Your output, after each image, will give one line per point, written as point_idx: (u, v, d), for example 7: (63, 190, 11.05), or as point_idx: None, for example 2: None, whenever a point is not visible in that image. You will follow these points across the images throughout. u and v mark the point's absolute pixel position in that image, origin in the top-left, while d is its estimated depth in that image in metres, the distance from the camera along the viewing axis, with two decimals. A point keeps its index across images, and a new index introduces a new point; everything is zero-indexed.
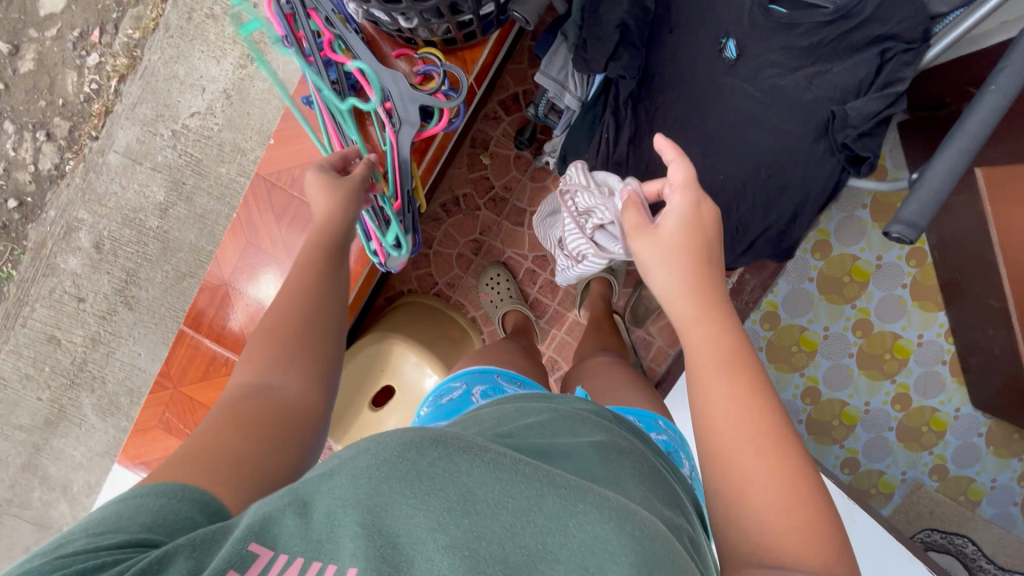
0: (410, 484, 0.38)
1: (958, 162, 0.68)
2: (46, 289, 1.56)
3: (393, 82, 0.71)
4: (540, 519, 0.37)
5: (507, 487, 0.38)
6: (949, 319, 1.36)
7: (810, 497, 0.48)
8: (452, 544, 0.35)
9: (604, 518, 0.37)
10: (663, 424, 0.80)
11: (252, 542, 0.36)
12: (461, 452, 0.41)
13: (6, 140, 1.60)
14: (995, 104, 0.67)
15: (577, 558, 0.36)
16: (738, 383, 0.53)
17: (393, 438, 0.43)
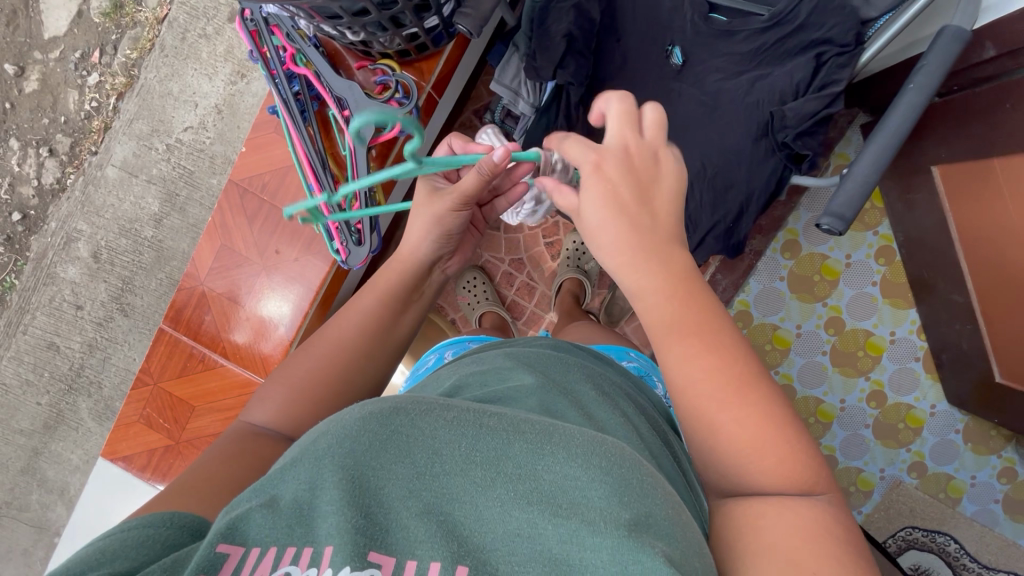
0: (380, 455, 0.44)
1: (881, 157, 0.72)
2: (46, 297, 1.63)
3: (349, 91, 0.76)
4: (510, 467, 0.43)
5: (472, 443, 0.44)
6: (920, 316, 1.38)
7: (780, 426, 0.50)
8: (425, 510, 0.42)
9: (569, 462, 0.43)
10: (634, 355, 0.94)
11: (220, 543, 0.41)
12: (423, 417, 0.46)
13: (11, 156, 1.68)
14: (914, 101, 0.71)
15: (551, 496, 0.42)
16: (698, 342, 0.52)
17: (353, 416, 0.48)
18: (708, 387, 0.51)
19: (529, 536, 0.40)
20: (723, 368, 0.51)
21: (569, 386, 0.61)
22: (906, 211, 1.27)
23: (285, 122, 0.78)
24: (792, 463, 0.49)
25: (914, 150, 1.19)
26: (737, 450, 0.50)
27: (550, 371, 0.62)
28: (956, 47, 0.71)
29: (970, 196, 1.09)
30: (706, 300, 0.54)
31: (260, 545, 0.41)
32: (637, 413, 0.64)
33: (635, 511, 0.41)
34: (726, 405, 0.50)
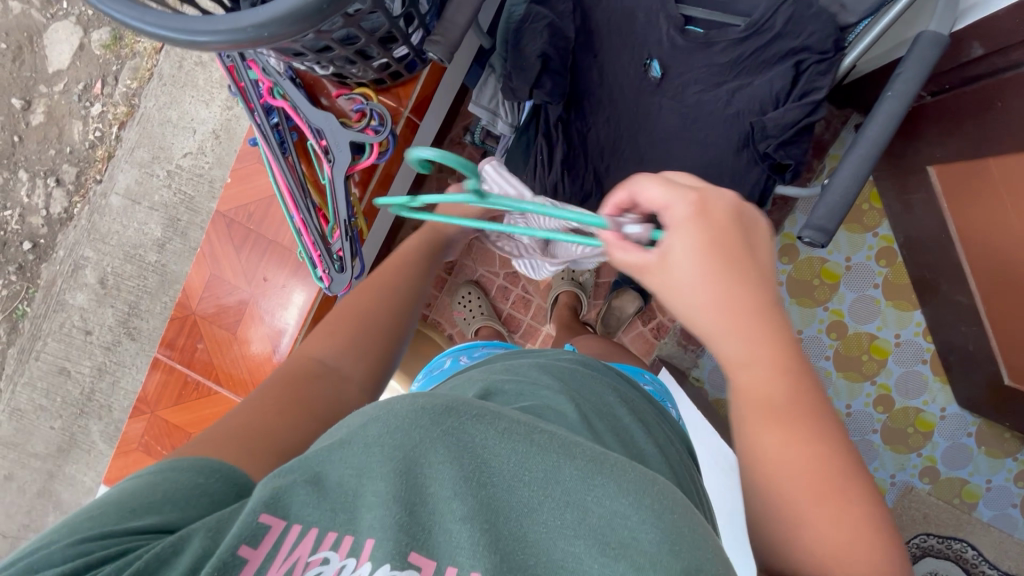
0: (430, 452, 0.41)
1: (862, 167, 0.70)
2: (57, 323, 1.67)
3: (326, 123, 0.78)
4: (558, 493, 0.40)
5: (523, 459, 0.41)
6: (925, 318, 1.34)
7: (868, 528, 0.47)
8: (470, 517, 0.38)
9: (623, 493, 0.40)
10: (649, 377, 0.93)
11: (263, 515, 0.38)
12: (478, 424, 0.42)
13: (21, 188, 1.73)
14: (894, 109, 0.70)
15: (598, 533, 0.38)
16: (791, 429, 0.49)
17: (404, 407, 0.44)
18: (789, 478, 0.49)
19: (575, 572, 0.36)
20: (816, 461, 0.48)
21: (603, 405, 0.60)
22: (905, 212, 1.25)
23: (264, 153, 0.79)
24: (874, 560, 0.46)
25: (909, 150, 1.17)
26: (807, 538, 0.47)
27: (584, 389, 0.61)
28: (934, 52, 0.70)
29: (968, 196, 1.06)
30: (803, 394, 0.50)
31: (301, 524, 0.39)
32: (669, 446, 0.63)
33: (688, 562, 0.37)
34: (807, 500, 0.48)
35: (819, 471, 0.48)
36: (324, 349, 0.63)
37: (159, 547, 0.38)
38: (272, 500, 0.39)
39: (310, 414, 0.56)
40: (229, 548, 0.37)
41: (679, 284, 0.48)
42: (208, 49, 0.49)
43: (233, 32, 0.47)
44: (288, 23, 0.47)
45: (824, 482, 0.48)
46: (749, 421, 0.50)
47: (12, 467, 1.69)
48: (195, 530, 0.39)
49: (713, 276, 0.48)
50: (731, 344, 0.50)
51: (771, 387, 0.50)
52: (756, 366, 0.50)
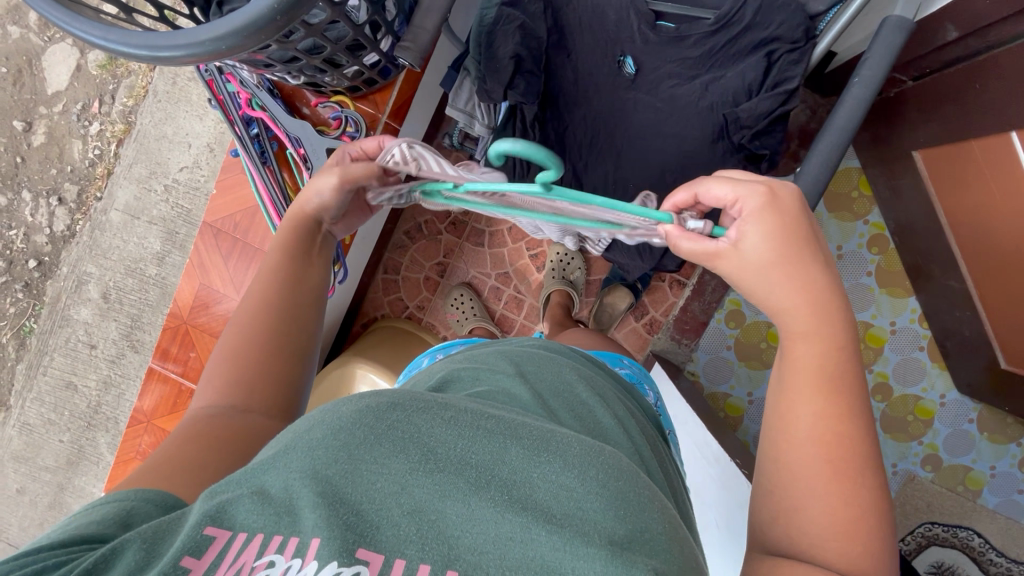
0: (374, 448, 0.44)
1: (831, 154, 0.70)
2: (62, 339, 1.70)
3: (303, 131, 0.80)
4: (505, 472, 0.44)
5: (468, 443, 0.45)
6: (920, 304, 1.33)
7: (864, 515, 0.51)
8: (416, 509, 0.40)
9: (562, 467, 0.44)
10: (626, 362, 0.93)
11: (206, 527, 0.39)
12: (421, 415, 0.47)
13: (25, 208, 1.77)
14: (860, 96, 0.70)
15: (547, 502, 0.42)
16: (830, 403, 0.55)
17: (348, 409, 0.48)
18: (809, 451, 0.54)
19: (522, 541, 0.39)
20: (839, 443, 0.53)
21: (560, 390, 0.61)
22: (894, 197, 1.24)
23: (246, 165, 0.82)
24: (864, 544, 0.50)
25: (893, 136, 1.16)
26: (811, 514, 0.52)
27: (537, 375, 0.62)
28: (901, 37, 0.69)
29: (954, 180, 1.05)
30: (848, 387, 0.56)
31: (246, 532, 0.39)
32: (632, 420, 0.63)
33: (630, 525, 0.42)
34: (816, 478, 0.53)
35: (839, 454, 0.53)
36: (217, 390, 0.63)
37: (97, 558, 0.39)
38: (214, 510, 0.41)
39: (221, 443, 0.58)
40: (173, 559, 0.38)
41: (748, 261, 0.59)
42: (168, 62, 0.50)
43: (192, 47, 0.49)
44: (247, 35, 0.49)
45: (843, 465, 0.53)
46: (794, 390, 0.57)
47: (24, 481, 1.72)
48: (131, 541, 0.40)
49: (777, 259, 0.58)
50: (789, 319, 0.59)
51: (825, 363, 0.57)
52: (819, 339, 0.57)
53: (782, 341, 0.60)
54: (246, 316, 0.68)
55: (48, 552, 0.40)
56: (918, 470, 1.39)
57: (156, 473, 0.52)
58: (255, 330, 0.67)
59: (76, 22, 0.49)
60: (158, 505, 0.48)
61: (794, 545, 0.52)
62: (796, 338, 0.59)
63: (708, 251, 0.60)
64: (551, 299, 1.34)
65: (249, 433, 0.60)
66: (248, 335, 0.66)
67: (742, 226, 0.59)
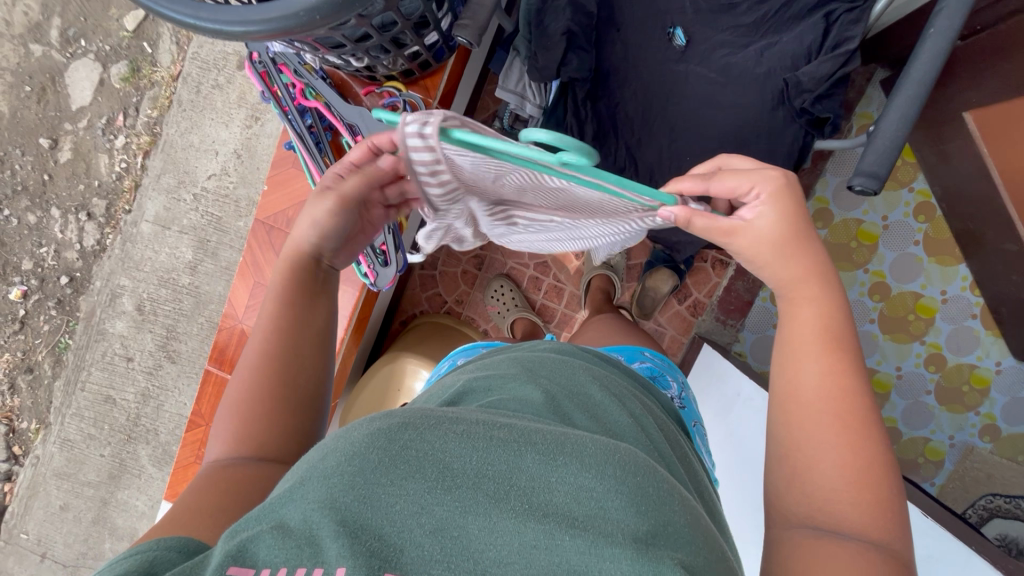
0: (387, 472, 0.42)
1: (908, 109, 0.69)
2: (99, 353, 1.70)
3: (360, 118, 0.78)
4: (523, 480, 0.42)
5: (484, 455, 0.43)
6: (971, 271, 1.31)
7: (875, 475, 0.51)
8: (438, 528, 0.39)
9: (581, 471, 0.43)
10: (647, 354, 0.92)
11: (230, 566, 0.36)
12: (431, 431, 0.45)
13: (54, 225, 1.78)
14: (937, 47, 0.68)
15: (567, 508, 0.41)
16: (835, 361, 0.55)
17: (359, 434, 0.45)
18: (819, 407, 0.54)
19: (547, 549, 0.38)
20: (848, 396, 0.54)
21: (568, 389, 0.59)
22: (942, 163, 1.21)
23: (302, 157, 0.82)
24: (876, 509, 0.50)
25: (942, 99, 1.13)
26: (829, 477, 0.52)
27: (546, 378, 0.60)
28: None
29: (1013, 140, 1.03)
30: (852, 346, 0.57)
31: (269, 566, 0.37)
32: (647, 416, 0.61)
33: (652, 521, 0.41)
34: (830, 439, 0.53)
35: (848, 413, 0.53)
36: (232, 422, 0.57)
37: None
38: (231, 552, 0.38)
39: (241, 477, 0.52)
40: None
41: (764, 238, 0.58)
42: (240, 38, 0.49)
43: (266, 21, 0.47)
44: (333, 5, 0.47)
45: (850, 419, 0.53)
46: (801, 348, 0.57)
47: (67, 497, 1.72)
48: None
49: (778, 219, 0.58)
50: (792, 285, 0.59)
51: (829, 324, 0.57)
52: (818, 300, 0.58)
53: (787, 301, 0.60)
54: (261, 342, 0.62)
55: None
56: (977, 441, 1.36)
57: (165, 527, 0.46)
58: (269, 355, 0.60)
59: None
60: (180, 551, 0.42)
61: (806, 508, 0.52)
62: (796, 298, 0.59)
63: (721, 228, 0.58)
64: (590, 288, 1.32)
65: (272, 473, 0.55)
66: (262, 362, 0.60)
67: (760, 206, 0.58)
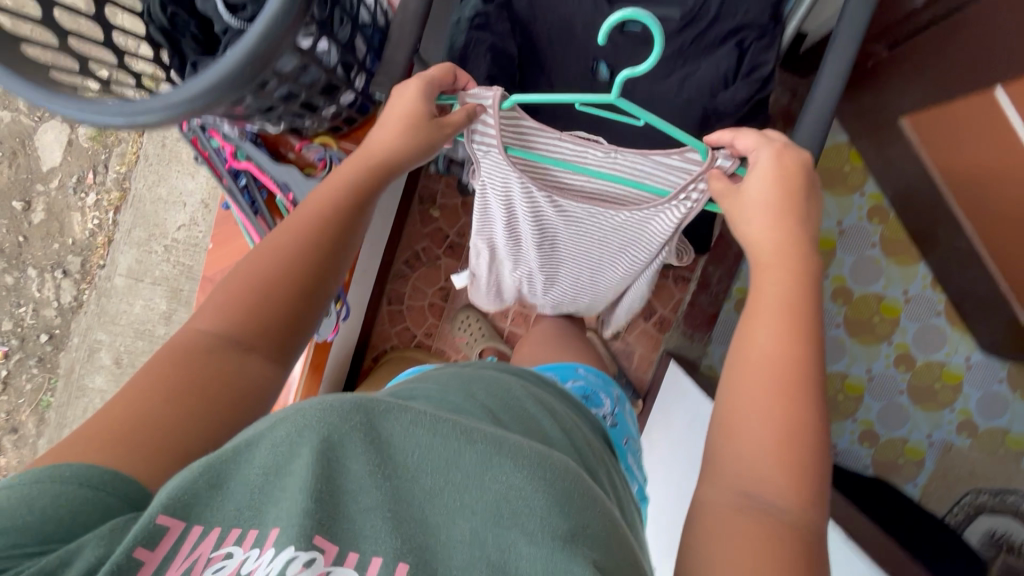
0: (330, 451, 0.42)
1: (816, 132, 0.70)
2: (80, 409, 1.71)
3: (290, 177, 0.80)
4: (458, 476, 0.43)
5: (427, 450, 0.43)
6: (930, 269, 1.32)
7: (800, 455, 0.51)
8: (374, 507, 0.41)
9: (515, 467, 0.43)
10: (582, 372, 0.94)
11: (161, 516, 0.40)
12: (382, 418, 0.44)
13: (32, 284, 1.80)
14: (837, 70, 0.69)
15: (495, 508, 0.41)
16: (784, 324, 0.56)
17: (311, 405, 0.44)
18: (766, 374, 0.54)
19: (471, 543, 0.40)
20: (792, 364, 0.54)
21: (510, 399, 0.59)
22: (888, 167, 1.23)
23: (241, 216, 0.85)
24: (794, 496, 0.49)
25: (879, 105, 1.15)
26: (752, 454, 0.52)
27: (495, 394, 0.61)
28: (866, 10, 0.69)
29: (948, 144, 1.04)
30: (811, 325, 0.56)
31: (203, 524, 0.40)
32: (581, 433, 0.63)
33: (575, 520, 0.41)
34: (767, 405, 0.53)
35: (784, 380, 0.53)
36: (214, 318, 0.59)
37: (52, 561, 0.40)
38: (174, 504, 0.41)
39: (214, 397, 0.55)
40: (128, 548, 0.39)
41: (752, 202, 0.61)
42: (149, 128, 0.50)
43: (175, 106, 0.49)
44: (221, 90, 0.49)
45: (784, 386, 0.53)
46: (761, 314, 0.58)
47: None
48: (88, 541, 0.41)
49: (776, 201, 0.61)
50: (757, 248, 0.61)
51: (793, 298, 0.58)
52: (777, 271, 0.59)
53: (755, 271, 0.61)
54: (260, 261, 0.62)
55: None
56: (955, 438, 1.35)
57: (119, 437, 0.49)
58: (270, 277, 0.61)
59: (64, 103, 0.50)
60: (121, 498, 0.46)
61: (733, 475, 0.51)
62: (764, 268, 0.60)
63: (728, 189, 0.62)
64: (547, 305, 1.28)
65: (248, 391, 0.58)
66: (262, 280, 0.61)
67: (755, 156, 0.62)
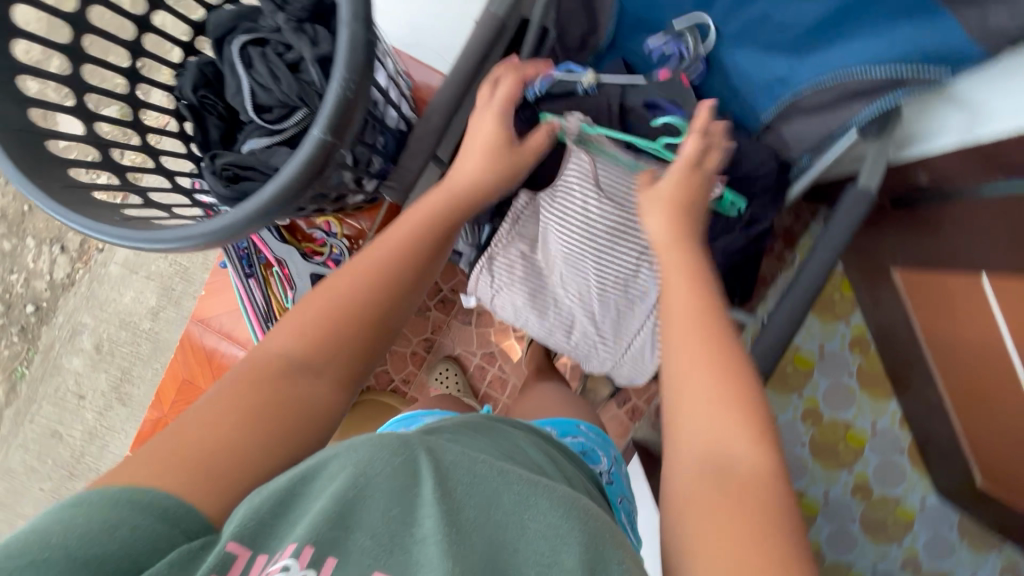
0: (390, 479, 0.46)
1: (795, 313, 0.73)
2: (53, 387, 1.72)
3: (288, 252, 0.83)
4: (499, 514, 0.47)
5: (470, 486, 0.48)
6: (900, 408, 1.34)
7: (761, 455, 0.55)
8: (426, 536, 0.43)
9: (551, 507, 0.48)
10: (583, 429, 0.93)
11: (231, 543, 0.43)
12: (431, 454, 0.49)
13: (28, 253, 1.81)
14: (824, 261, 0.72)
15: (534, 543, 0.45)
16: (708, 342, 0.61)
17: (365, 440, 0.49)
18: (710, 391, 0.58)
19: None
20: (729, 380, 0.58)
21: (517, 446, 0.63)
22: (875, 306, 1.26)
23: (235, 283, 0.88)
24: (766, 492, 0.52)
25: (874, 251, 1.19)
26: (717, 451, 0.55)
27: (498, 432, 0.64)
28: (862, 209, 0.71)
29: (932, 306, 1.08)
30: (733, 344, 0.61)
31: (267, 553, 0.43)
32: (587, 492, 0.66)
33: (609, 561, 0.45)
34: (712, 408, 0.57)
35: (722, 392, 0.58)
36: (275, 361, 0.59)
37: None
38: (246, 531, 0.44)
39: (273, 430, 0.55)
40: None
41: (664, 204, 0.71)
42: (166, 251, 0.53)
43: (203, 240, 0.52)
44: (244, 228, 0.53)
45: (730, 396, 0.57)
46: (682, 333, 0.62)
47: None
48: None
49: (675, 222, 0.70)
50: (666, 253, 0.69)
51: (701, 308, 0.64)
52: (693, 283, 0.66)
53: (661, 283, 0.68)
54: (340, 294, 0.64)
55: (69, 567, 0.41)
56: None
57: (177, 466, 0.49)
58: (349, 315, 0.63)
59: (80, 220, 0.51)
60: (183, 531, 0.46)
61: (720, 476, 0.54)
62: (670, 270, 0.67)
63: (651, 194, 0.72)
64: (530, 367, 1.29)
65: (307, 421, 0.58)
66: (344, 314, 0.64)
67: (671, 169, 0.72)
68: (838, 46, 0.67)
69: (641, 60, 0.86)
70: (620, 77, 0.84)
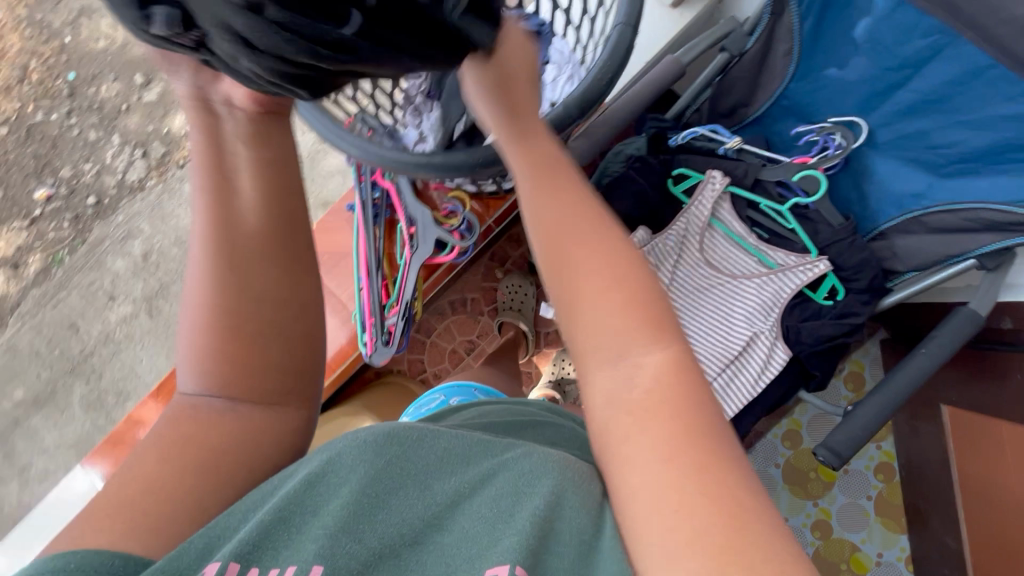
0: (384, 477, 0.42)
1: (882, 410, 0.75)
2: (88, 280, 1.73)
3: (421, 215, 0.87)
4: (495, 493, 0.42)
5: (460, 478, 0.43)
6: (910, 545, 1.28)
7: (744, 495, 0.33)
8: (433, 529, 0.41)
9: (541, 469, 0.42)
10: None
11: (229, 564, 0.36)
12: (416, 448, 0.44)
13: (108, 149, 1.83)
14: (920, 366, 0.75)
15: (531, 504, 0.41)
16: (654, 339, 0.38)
17: (357, 443, 0.44)
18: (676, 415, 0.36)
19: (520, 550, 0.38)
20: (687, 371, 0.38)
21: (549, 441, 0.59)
22: (912, 437, 1.29)
23: (358, 220, 0.87)
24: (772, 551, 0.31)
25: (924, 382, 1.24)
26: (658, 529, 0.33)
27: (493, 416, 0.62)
28: (967, 327, 0.75)
29: None
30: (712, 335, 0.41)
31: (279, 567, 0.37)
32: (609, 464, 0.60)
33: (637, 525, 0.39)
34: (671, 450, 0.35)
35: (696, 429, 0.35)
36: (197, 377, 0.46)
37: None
38: (246, 545, 0.38)
39: (222, 471, 0.44)
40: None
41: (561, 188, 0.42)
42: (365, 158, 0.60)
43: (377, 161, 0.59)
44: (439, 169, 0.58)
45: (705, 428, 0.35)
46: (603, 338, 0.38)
47: None
48: None
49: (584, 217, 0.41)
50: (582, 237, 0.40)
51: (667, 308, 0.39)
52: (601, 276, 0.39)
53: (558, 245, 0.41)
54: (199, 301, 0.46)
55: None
56: None
57: (144, 510, 0.39)
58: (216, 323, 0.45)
59: (318, 123, 0.60)
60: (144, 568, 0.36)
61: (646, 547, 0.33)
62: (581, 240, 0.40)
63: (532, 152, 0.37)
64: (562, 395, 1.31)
65: (271, 447, 0.47)
66: (223, 339, 0.46)
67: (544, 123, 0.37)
68: (984, 179, 0.74)
69: (783, 142, 0.92)
70: (761, 150, 0.91)
